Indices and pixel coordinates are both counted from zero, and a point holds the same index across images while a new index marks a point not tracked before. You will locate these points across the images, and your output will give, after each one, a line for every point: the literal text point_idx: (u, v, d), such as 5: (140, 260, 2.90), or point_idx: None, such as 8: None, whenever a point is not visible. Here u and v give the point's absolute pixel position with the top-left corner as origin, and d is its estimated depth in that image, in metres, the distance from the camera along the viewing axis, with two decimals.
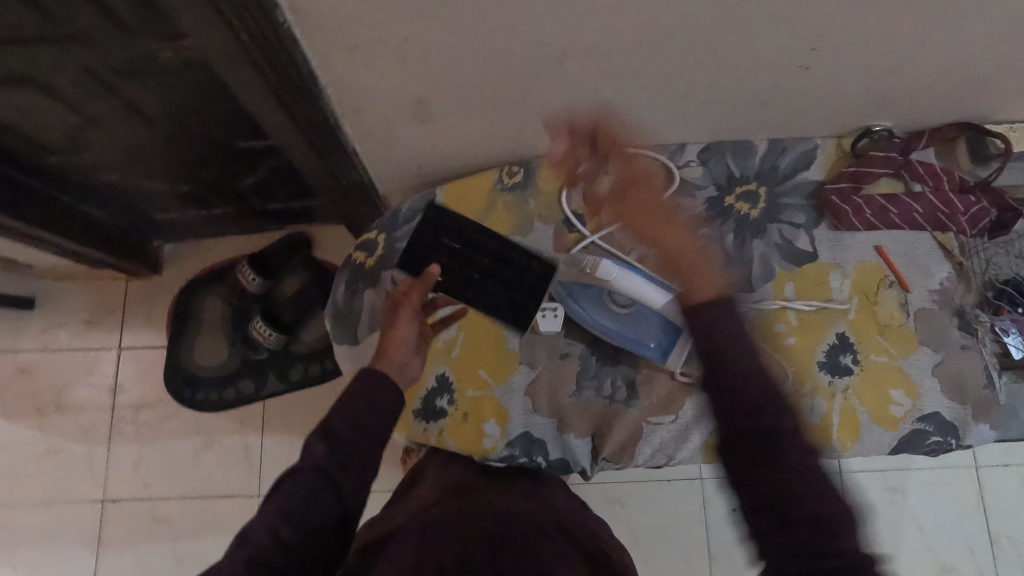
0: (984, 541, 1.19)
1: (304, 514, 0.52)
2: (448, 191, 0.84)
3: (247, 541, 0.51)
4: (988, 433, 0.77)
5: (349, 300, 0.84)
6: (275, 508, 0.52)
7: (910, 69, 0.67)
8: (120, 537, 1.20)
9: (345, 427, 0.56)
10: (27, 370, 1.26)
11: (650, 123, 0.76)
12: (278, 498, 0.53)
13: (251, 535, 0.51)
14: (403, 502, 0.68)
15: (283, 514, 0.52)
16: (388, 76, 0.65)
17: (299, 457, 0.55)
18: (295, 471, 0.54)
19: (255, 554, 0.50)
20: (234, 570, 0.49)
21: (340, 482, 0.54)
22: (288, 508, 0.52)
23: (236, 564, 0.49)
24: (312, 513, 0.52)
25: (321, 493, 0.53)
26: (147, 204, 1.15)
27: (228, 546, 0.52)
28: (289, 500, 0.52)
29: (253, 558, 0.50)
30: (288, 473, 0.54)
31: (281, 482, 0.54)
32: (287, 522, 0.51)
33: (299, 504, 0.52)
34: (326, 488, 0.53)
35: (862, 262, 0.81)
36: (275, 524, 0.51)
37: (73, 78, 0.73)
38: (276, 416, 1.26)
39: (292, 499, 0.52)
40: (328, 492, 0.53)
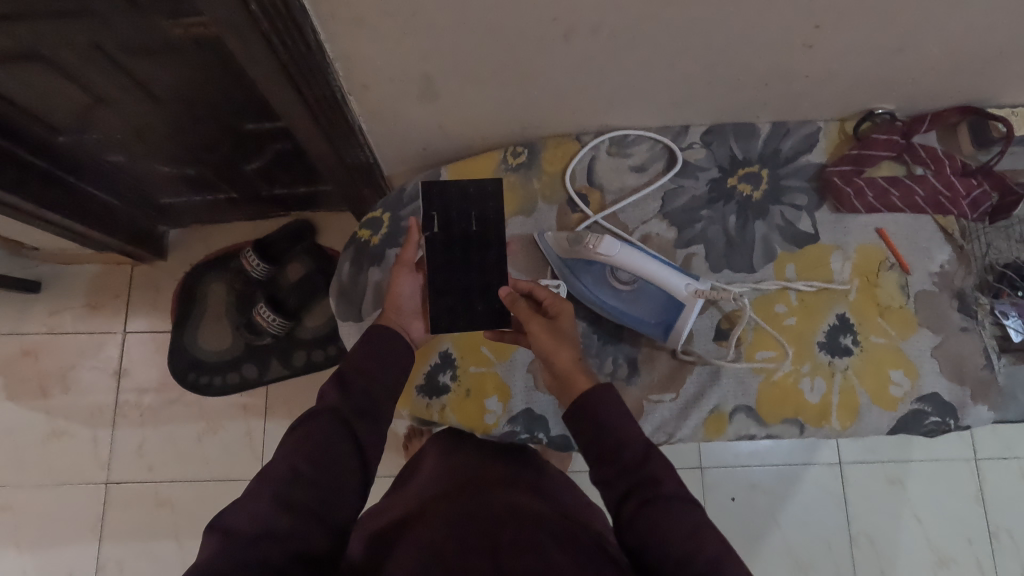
0: (983, 533, 1.20)
1: (323, 450, 0.55)
2: (452, 171, 0.85)
3: (269, 476, 0.52)
4: (986, 415, 0.77)
5: (354, 278, 0.85)
6: (294, 446, 0.54)
7: (914, 50, 0.67)
8: (122, 519, 1.21)
9: (358, 375, 0.61)
10: (33, 352, 1.27)
11: (654, 103, 0.77)
12: (297, 437, 0.55)
13: (271, 471, 0.53)
14: (406, 487, 0.70)
15: (303, 450, 0.54)
16: (395, 51, 0.65)
17: (315, 405, 0.59)
18: (313, 413, 0.57)
19: (277, 487, 0.51)
20: (261, 503, 0.50)
21: (354, 421, 0.58)
22: (308, 445, 0.54)
23: (263, 497, 0.50)
24: (330, 448, 0.55)
25: (339, 431, 0.56)
26: (153, 187, 1.15)
27: (247, 485, 0.52)
28: (308, 437, 0.55)
29: (280, 493, 0.51)
30: (305, 416, 0.57)
31: (299, 423, 0.56)
32: (307, 456, 0.54)
33: (318, 441, 0.55)
34: (342, 426, 0.57)
35: (863, 244, 0.81)
36: (295, 461, 0.53)
37: (81, 57, 0.73)
38: (279, 400, 1.27)
39: (312, 436, 0.55)
40: (345, 429, 0.57)
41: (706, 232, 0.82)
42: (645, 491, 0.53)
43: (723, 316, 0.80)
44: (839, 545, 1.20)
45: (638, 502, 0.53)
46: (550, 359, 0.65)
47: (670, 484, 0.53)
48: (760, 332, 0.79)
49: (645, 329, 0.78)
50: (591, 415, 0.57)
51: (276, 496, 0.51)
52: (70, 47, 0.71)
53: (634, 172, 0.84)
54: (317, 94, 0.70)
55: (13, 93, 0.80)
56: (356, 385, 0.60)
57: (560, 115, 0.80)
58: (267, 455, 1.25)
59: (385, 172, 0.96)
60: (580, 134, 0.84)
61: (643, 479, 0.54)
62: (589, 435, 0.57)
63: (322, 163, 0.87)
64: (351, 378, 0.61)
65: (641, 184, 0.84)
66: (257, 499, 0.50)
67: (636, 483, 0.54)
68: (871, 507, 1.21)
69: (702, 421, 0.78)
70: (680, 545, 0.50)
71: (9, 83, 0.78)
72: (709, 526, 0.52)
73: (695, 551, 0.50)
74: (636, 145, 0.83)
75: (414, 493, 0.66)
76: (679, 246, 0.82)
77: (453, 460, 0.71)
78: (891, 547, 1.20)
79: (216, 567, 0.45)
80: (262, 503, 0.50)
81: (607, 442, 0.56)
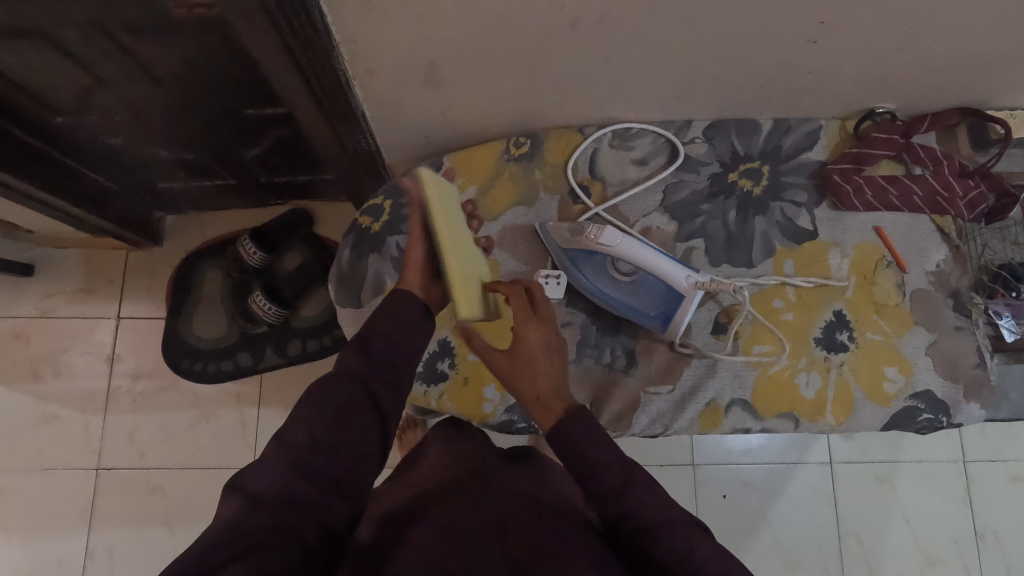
0: (970, 534, 1.21)
1: (343, 421, 0.55)
2: (455, 160, 0.85)
3: (286, 442, 0.52)
4: (978, 412, 0.78)
5: (353, 264, 0.85)
6: (313, 413, 0.54)
7: (917, 49, 0.67)
8: (113, 505, 1.21)
9: (379, 341, 0.61)
10: (24, 336, 1.26)
11: (658, 96, 0.78)
12: (317, 404, 0.55)
13: (288, 436, 0.53)
14: (410, 475, 0.69)
15: (323, 416, 0.54)
16: (403, 35, 0.65)
17: (332, 371, 0.59)
18: (332, 379, 0.57)
19: (296, 454, 0.51)
20: (280, 469, 0.50)
21: (376, 393, 0.58)
22: (326, 413, 0.54)
23: (282, 462, 0.50)
24: (350, 415, 0.55)
25: (359, 400, 0.56)
26: (151, 171, 1.14)
27: (266, 446, 0.52)
28: (328, 404, 0.55)
29: (298, 458, 0.51)
30: (327, 381, 0.57)
31: (318, 389, 0.56)
32: (326, 423, 0.54)
33: (337, 411, 0.55)
34: (363, 393, 0.57)
35: (861, 241, 0.82)
36: (312, 429, 0.53)
37: (83, 35, 0.72)
38: (273, 389, 1.26)
39: (333, 403, 0.55)
40: (365, 398, 0.57)
41: (706, 227, 0.82)
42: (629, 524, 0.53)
43: (722, 310, 0.80)
44: (829, 544, 1.21)
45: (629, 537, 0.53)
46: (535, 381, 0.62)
47: (649, 513, 0.53)
48: (757, 326, 0.79)
49: (644, 321, 0.79)
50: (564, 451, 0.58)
51: (295, 461, 0.51)
52: (71, 23, 0.70)
53: (636, 165, 0.84)
54: (319, 77, 0.70)
55: (12, 72, 0.80)
56: (378, 352, 0.60)
57: (564, 105, 0.80)
58: (261, 444, 1.25)
59: (386, 160, 0.96)
60: (583, 126, 0.85)
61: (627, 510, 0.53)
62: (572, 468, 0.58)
63: (324, 148, 0.87)
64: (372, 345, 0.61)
65: (643, 177, 0.84)
66: (276, 463, 0.50)
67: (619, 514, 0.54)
68: (860, 506, 1.22)
69: (698, 415, 0.79)
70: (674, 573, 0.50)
71: (9, 60, 0.77)
72: (703, 545, 0.51)
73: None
74: (639, 138, 0.84)
75: (416, 481, 0.66)
76: (679, 240, 0.83)
77: (461, 449, 0.71)
78: (879, 547, 1.21)
79: (243, 526, 0.46)
80: (281, 468, 0.50)
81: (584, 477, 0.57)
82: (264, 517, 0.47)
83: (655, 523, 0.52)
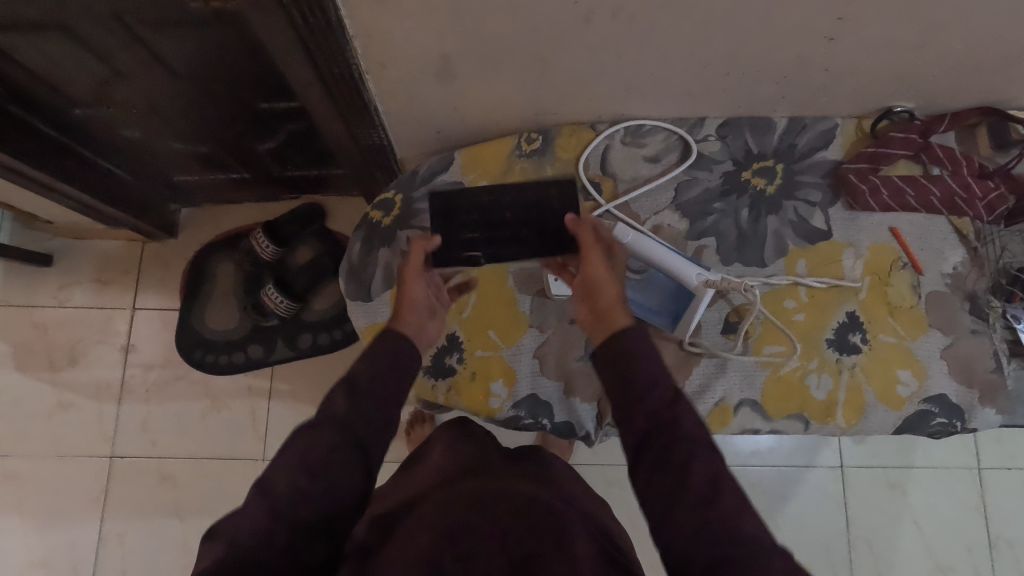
0: (983, 542, 1.19)
1: (324, 468, 0.53)
2: (465, 156, 0.86)
3: (267, 490, 0.51)
4: (993, 418, 0.77)
5: (364, 258, 0.85)
6: (296, 457, 0.53)
7: (936, 47, 0.66)
8: (125, 493, 1.23)
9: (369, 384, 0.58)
10: (42, 324, 1.28)
11: (670, 93, 0.77)
12: (298, 447, 0.53)
13: (270, 484, 0.52)
14: (407, 478, 0.70)
15: (304, 463, 0.52)
16: (415, 30, 0.65)
17: (320, 408, 0.56)
18: (316, 424, 0.55)
19: (276, 503, 0.50)
20: (256, 517, 0.50)
21: (361, 436, 0.55)
22: (309, 460, 0.52)
23: (259, 512, 0.50)
24: (333, 460, 0.53)
25: (343, 446, 0.54)
26: (167, 164, 1.16)
27: (249, 492, 0.52)
28: (312, 451, 0.53)
29: (275, 508, 0.50)
30: (309, 425, 0.55)
31: (297, 436, 0.54)
32: (307, 473, 0.52)
33: (320, 455, 0.53)
34: (348, 441, 0.55)
35: (876, 243, 0.81)
36: (293, 477, 0.51)
37: (102, 27, 0.73)
38: (284, 381, 1.27)
39: (315, 448, 0.53)
40: (349, 444, 0.54)
41: (718, 225, 0.82)
42: (663, 437, 0.52)
43: (732, 309, 0.80)
44: (837, 548, 1.19)
45: (658, 453, 0.52)
46: (592, 289, 0.66)
47: (687, 427, 0.52)
48: (767, 326, 0.79)
49: (653, 318, 0.79)
50: (620, 353, 0.57)
51: (274, 512, 0.50)
52: (90, 16, 0.71)
53: (647, 162, 0.83)
54: (332, 71, 0.71)
55: (31, 62, 0.81)
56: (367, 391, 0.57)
57: (576, 101, 0.79)
58: (270, 436, 1.26)
59: (398, 156, 0.96)
60: (595, 122, 0.84)
61: (667, 421, 0.53)
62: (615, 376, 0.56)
63: (336, 140, 0.88)
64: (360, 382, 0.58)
65: (654, 174, 0.84)
66: (254, 512, 0.50)
67: (655, 427, 0.53)
68: (870, 511, 1.21)
69: (706, 414, 0.78)
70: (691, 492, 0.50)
71: (28, 51, 0.78)
72: (726, 475, 0.51)
73: (709, 496, 0.49)
74: (651, 135, 0.83)
75: (419, 482, 0.67)
76: (690, 238, 0.82)
77: (460, 450, 0.72)
78: (889, 551, 1.19)
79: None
80: (259, 517, 0.50)
81: (631, 383, 0.56)
82: (243, 566, 0.47)
83: (692, 438, 0.52)
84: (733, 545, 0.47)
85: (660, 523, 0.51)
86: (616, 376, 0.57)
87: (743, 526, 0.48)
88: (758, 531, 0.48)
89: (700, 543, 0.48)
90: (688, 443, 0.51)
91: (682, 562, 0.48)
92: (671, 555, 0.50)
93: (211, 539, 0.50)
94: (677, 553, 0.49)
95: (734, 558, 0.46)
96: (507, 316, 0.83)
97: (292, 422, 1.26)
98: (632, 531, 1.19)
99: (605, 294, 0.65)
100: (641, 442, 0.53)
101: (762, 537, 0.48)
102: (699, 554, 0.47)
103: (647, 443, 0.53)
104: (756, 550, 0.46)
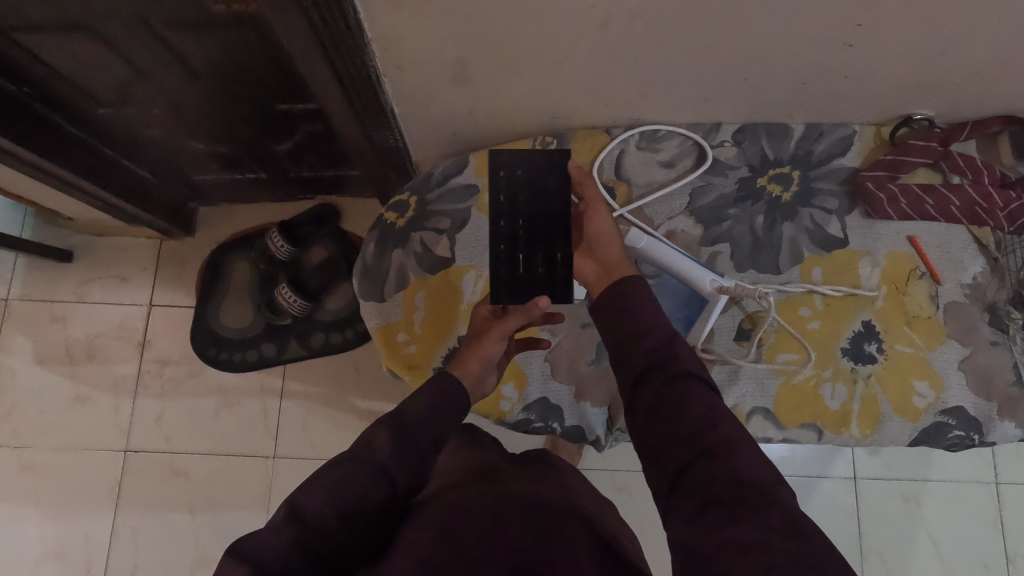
0: (1000, 558, 1.17)
1: (353, 508, 0.54)
2: (479, 159, 0.86)
3: (297, 515, 0.52)
4: (1012, 431, 0.75)
5: (377, 258, 0.86)
6: (331, 490, 0.54)
7: (958, 54, 0.65)
8: (139, 487, 1.24)
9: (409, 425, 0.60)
10: (62, 319, 1.31)
11: (686, 98, 0.77)
12: (333, 482, 0.54)
13: (301, 510, 0.53)
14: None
15: (337, 500, 0.53)
16: (433, 33, 0.66)
17: (360, 444, 0.58)
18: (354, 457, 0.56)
19: (301, 532, 0.52)
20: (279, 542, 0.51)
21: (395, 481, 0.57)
22: (339, 492, 0.54)
23: (284, 538, 0.51)
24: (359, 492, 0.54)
25: (375, 484, 0.55)
26: (185, 163, 1.17)
27: (276, 513, 0.53)
28: (346, 486, 0.54)
29: (299, 538, 0.51)
30: (352, 459, 0.56)
31: (334, 468, 0.56)
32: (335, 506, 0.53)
33: (352, 496, 0.54)
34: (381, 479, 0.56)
35: (893, 251, 0.80)
36: (323, 505, 0.53)
37: (127, 29, 0.74)
38: (296, 380, 1.28)
39: (350, 486, 0.54)
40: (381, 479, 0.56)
41: (733, 231, 0.81)
42: (659, 371, 0.53)
43: (746, 316, 0.79)
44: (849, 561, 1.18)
45: (657, 387, 0.52)
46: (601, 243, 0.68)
47: (683, 364, 0.53)
48: (782, 334, 0.78)
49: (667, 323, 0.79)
50: (620, 292, 0.58)
51: (299, 542, 0.51)
52: (116, 18, 0.72)
53: (662, 167, 0.83)
54: (351, 73, 0.71)
55: (57, 62, 0.82)
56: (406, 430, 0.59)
57: (592, 105, 0.79)
58: (282, 434, 1.27)
59: (412, 157, 0.97)
60: (610, 127, 0.84)
61: (664, 358, 0.53)
62: (615, 315, 0.57)
63: (352, 141, 0.88)
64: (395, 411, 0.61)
65: (669, 179, 0.83)
66: (278, 537, 0.51)
67: (652, 363, 0.54)
68: (884, 524, 1.19)
69: None
70: (687, 426, 0.50)
71: (55, 51, 0.80)
72: (724, 409, 0.51)
73: (704, 429, 0.49)
74: (667, 140, 0.83)
75: (428, 486, 0.68)
76: (703, 244, 0.82)
77: (466, 456, 0.73)
78: (903, 566, 1.17)
79: None
80: (284, 544, 0.51)
81: (629, 320, 0.56)
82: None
83: (689, 373, 0.52)
84: (729, 478, 0.46)
85: (656, 457, 0.51)
86: (615, 314, 0.58)
87: (740, 459, 0.47)
88: (756, 462, 0.48)
89: (697, 474, 0.48)
90: (683, 378, 0.52)
91: (680, 495, 0.48)
92: (668, 490, 0.50)
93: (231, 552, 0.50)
94: (674, 486, 0.49)
95: (731, 492, 0.46)
96: None
97: (303, 421, 1.27)
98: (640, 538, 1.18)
99: (611, 247, 0.67)
100: (638, 379, 0.54)
101: (761, 471, 0.47)
102: (697, 486, 0.47)
103: (643, 378, 0.53)
104: (753, 481, 0.46)
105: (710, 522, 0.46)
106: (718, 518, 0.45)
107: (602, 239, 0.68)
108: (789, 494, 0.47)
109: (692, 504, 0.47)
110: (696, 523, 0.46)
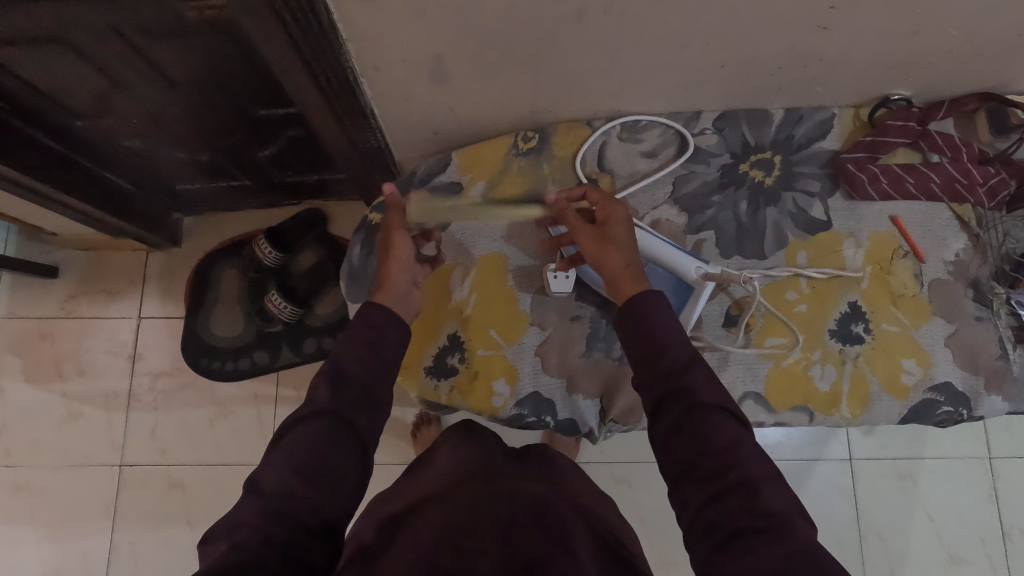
0: (995, 532, 1.18)
1: (315, 461, 0.54)
2: (462, 156, 0.86)
3: (258, 488, 0.52)
4: (1000, 405, 0.76)
5: (363, 258, 0.85)
6: (286, 458, 0.53)
7: (930, 33, 0.66)
8: (135, 500, 1.23)
9: (355, 378, 0.59)
10: (49, 336, 1.30)
11: (665, 88, 0.77)
12: (287, 450, 0.54)
13: (261, 483, 0.52)
14: (412, 481, 0.72)
15: (294, 461, 0.53)
16: (408, 32, 0.66)
17: (304, 404, 0.57)
18: (306, 417, 0.56)
19: (269, 502, 0.51)
20: (247, 516, 0.50)
21: (348, 416, 0.57)
22: (297, 457, 0.53)
23: (252, 510, 0.50)
24: (325, 453, 0.54)
25: (334, 439, 0.55)
26: (169, 173, 1.16)
27: (241, 497, 0.52)
28: (299, 452, 0.54)
29: (264, 506, 0.51)
30: (295, 423, 0.56)
31: (282, 439, 0.55)
32: (296, 468, 0.53)
33: (310, 454, 0.54)
34: (339, 427, 0.56)
35: (876, 232, 0.80)
36: (284, 472, 0.53)
37: (100, 38, 0.73)
38: (289, 386, 1.28)
39: (305, 445, 0.54)
40: (339, 427, 0.56)
41: (716, 218, 0.82)
42: (684, 400, 0.54)
43: (733, 302, 0.79)
44: (848, 542, 1.19)
45: (676, 418, 0.54)
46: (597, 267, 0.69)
47: (704, 395, 0.54)
48: (770, 318, 0.78)
49: None
50: (640, 317, 0.60)
51: (268, 510, 0.50)
52: (88, 29, 0.72)
53: (644, 157, 0.83)
54: (328, 75, 0.71)
55: (32, 75, 0.81)
56: (360, 395, 0.58)
57: (572, 98, 0.79)
58: None
59: (396, 157, 0.97)
60: (591, 119, 0.84)
61: (681, 388, 0.55)
62: (636, 341, 0.59)
63: (334, 144, 0.88)
64: (349, 382, 0.58)
65: (652, 169, 0.83)
66: (247, 512, 0.50)
67: (673, 389, 0.55)
68: (882, 504, 1.20)
69: None
70: (712, 459, 0.52)
71: (27, 64, 0.78)
72: (747, 443, 0.53)
73: (728, 466, 0.51)
74: (648, 130, 0.83)
75: (427, 484, 0.69)
76: (689, 232, 0.82)
77: (471, 450, 0.74)
78: (900, 545, 1.18)
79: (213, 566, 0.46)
80: (251, 517, 0.50)
81: (651, 345, 0.58)
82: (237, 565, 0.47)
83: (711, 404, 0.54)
84: (750, 513, 0.49)
85: (678, 484, 0.54)
86: (637, 338, 0.60)
87: (761, 495, 0.50)
88: (777, 496, 0.50)
89: (720, 506, 0.50)
90: (708, 410, 0.54)
91: (702, 523, 0.51)
92: (690, 515, 0.52)
93: (206, 543, 0.50)
94: (697, 512, 0.52)
95: (751, 526, 0.48)
96: (507, 312, 0.81)
97: None
98: (641, 529, 1.19)
99: (608, 263, 0.68)
100: (660, 405, 0.56)
101: (781, 504, 0.50)
102: (718, 518, 0.50)
103: (664, 405, 0.55)
104: (772, 515, 0.49)
105: (730, 552, 0.48)
106: (741, 550, 0.48)
107: (596, 262, 0.69)
108: (809, 529, 0.49)
109: (716, 534, 0.50)
110: (717, 553, 0.49)
